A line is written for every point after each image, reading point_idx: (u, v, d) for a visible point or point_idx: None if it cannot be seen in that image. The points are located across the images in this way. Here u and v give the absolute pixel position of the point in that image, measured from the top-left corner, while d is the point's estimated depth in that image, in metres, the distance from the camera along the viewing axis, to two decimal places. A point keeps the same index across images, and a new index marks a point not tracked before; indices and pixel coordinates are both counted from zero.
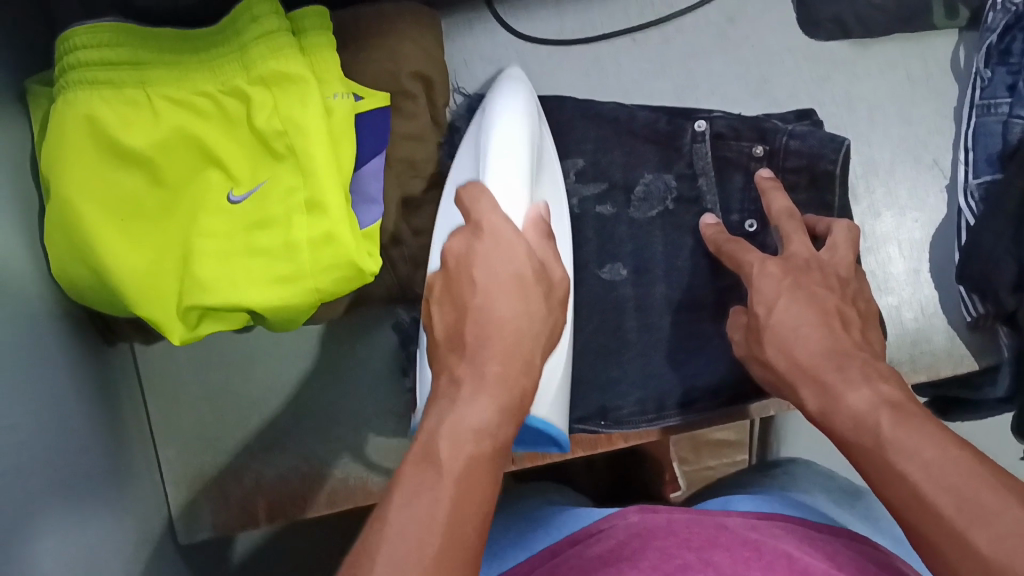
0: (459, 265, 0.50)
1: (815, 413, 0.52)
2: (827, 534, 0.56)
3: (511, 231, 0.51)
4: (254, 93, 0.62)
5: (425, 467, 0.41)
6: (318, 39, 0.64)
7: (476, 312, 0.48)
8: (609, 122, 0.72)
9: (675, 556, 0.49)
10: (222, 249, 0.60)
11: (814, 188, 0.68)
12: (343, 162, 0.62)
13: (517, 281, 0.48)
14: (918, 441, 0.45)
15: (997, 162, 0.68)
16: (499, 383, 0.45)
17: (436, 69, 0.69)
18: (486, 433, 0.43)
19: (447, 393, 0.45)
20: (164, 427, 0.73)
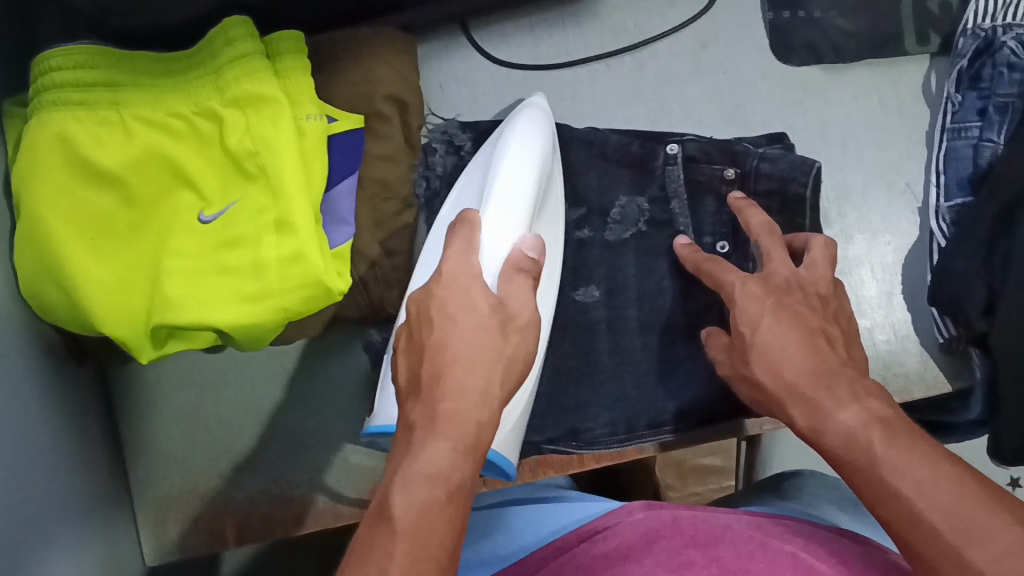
0: (421, 305, 0.51)
1: (805, 431, 0.51)
2: (833, 531, 0.56)
3: (469, 273, 0.52)
4: (226, 113, 0.62)
5: (383, 520, 0.42)
6: (293, 61, 0.64)
7: (432, 348, 0.48)
8: (582, 145, 0.72)
9: (681, 561, 0.51)
10: (192, 267, 0.60)
11: (784, 211, 0.69)
12: (314, 182, 0.63)
13: (473, 321, 0.49)
14: (908, 459, 0.45)
15: (968, 185, 0.68)
16: (449, 423, 0.45)
17: (411, 93, 0.70)
18: (440, 476, 0.44)
19: (404, 437, 0.46)
20: (136, 448, 0.73)
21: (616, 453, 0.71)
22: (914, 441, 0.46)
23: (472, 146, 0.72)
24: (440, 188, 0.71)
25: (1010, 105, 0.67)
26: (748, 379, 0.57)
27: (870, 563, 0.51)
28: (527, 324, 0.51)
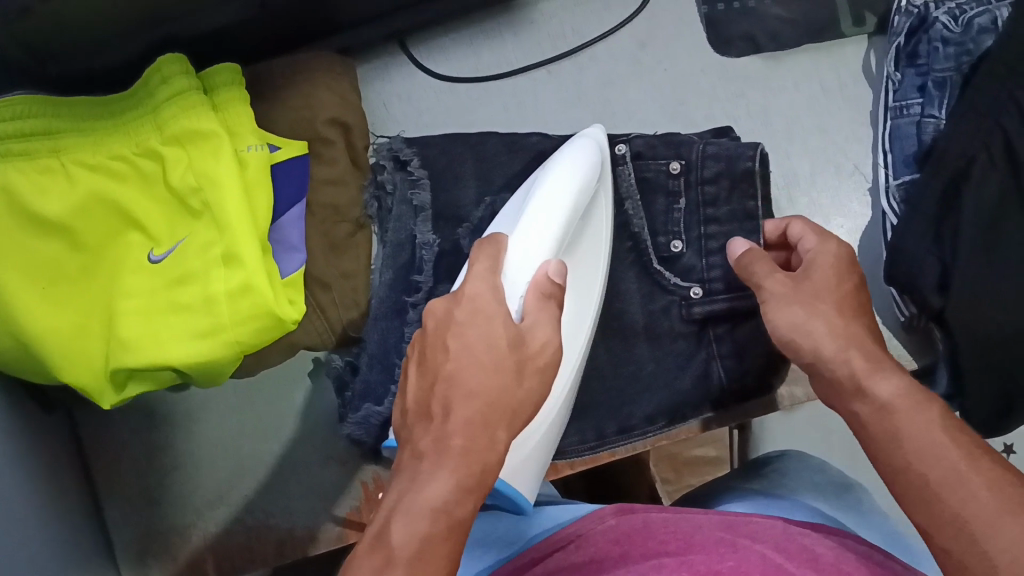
0: (435, 332, 0.49)
1: (861, 375, 0.47)
2: (806, 528, 0.55)
3: (493, 301, 0.49)
4: (167, 152, 0.62)
5: (381, 549, 0.40)
6: (230, 94, 0.65)
7: (446, 376, 0.46)
8: (534, 155, 0.71)
9: (649, 561, 0.50)
10: (144, 307, 0.61)
11: (732, 197, 0.67)
12: (259, 213, 0.63)
13: (492, 355, 0.47)
14: (916, 437, 0.44)
15: (914, 162, 0.69)
16: (456, 455, 0.43)
17: (354, 114, 0.70)
18: (443, 511, 0.42)
19: (411, 463, 0.44)
20: (109, 488, 0.73)
21: (589, 459, 0.71)
22: (932, 404, 0.45)
23: (419, 162, 0.70)
24: (393, 205, 0.70)
25: (948, 80, 0.68)
26: (789, 308, 0.52)
27: (845, 560, 0.51)
28: (544, 367, 0.49)
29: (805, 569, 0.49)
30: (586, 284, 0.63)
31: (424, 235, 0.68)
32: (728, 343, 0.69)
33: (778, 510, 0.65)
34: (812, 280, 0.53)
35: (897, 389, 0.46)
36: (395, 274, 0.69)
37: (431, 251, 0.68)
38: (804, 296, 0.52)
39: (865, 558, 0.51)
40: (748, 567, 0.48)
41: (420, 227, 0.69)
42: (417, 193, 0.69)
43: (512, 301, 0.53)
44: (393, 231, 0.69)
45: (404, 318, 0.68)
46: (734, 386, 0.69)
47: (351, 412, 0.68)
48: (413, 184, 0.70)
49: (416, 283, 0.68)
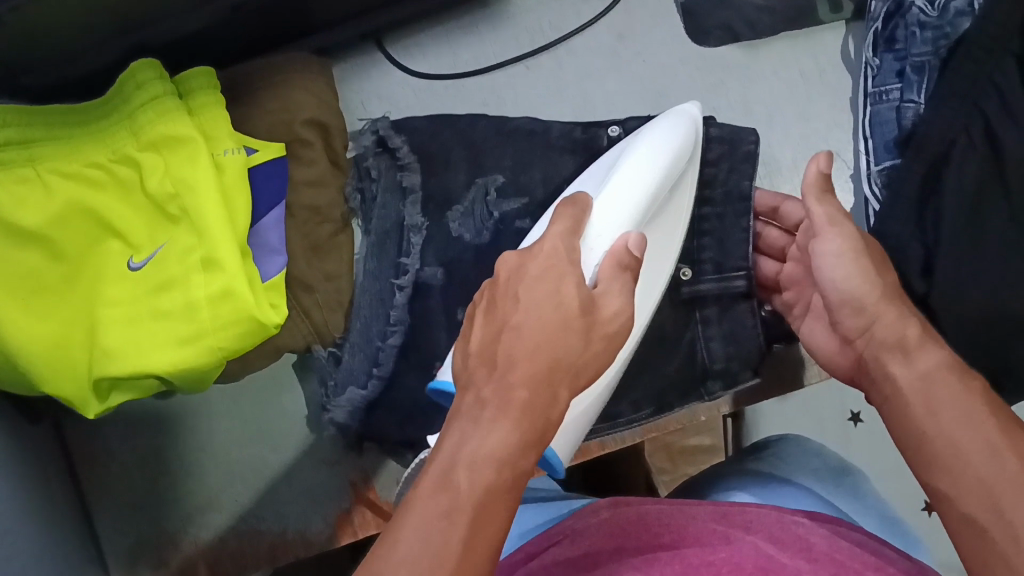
0: (507, 278, 0.46)
1: (914, 343, 0.48)
2: (801, 517, 0.55)
3: (565, 260, 0.47)
4: (144, 158, 0.62)
5: (443, 493, 0.38)
6: (206, 98, 0.65)
7: (511, 328, 0.43)
8: (524, 136, 0.71)
9: (642, 556, 0.51)
10: (126, 315, 0.60)
11: (728, 179, 0.68)
12: (238, 218, 0.62)
13: (557, 311, 0.44)
14: (951, 402, 0.44)
15: (895, 148, 0.69)
16: (520, 409, 0.40)
17: (332, 115, 0.70)
18: (506, 465, 0.39)
19: (469, 408, 0.41)
20: (98, 497, 0.73)
21: (579, 451, 0.72)
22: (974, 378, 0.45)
23: (408, 149, 0.70)
24: (376, 193, 0.70)
25: (927, 64, 0.68)
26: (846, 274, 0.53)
27: (836, 549, 0.49)
28: (613, 335, 0.46)
29: (799, 561, 0.48)
30: (658, 265, 0.61)
31: (412, 217, 0.69)
32: (717, 326, 0.68)
33: (787, 501, 0.64)
34: (873, 254, 0.54)
35: (938, 362, 0.46)
36: (379, 263, 0.69)
37: (419, 234, 0.69)
38: (867, 265, 0.53)
39: (858, 547, 0.51)
40: (740, 560, 0.48)
41: (408, 209, 0.69)
42: (406, 176, 0.70)
43: (590, 270, 0.51)
44: (379, 218, 0.69)
45: (389, 302, 0.68)
46: (719, 370, 0.69)
47: (332, 398, 0.68)
48: (401, 169, 0.70)
49: (402, 266, 0.68)
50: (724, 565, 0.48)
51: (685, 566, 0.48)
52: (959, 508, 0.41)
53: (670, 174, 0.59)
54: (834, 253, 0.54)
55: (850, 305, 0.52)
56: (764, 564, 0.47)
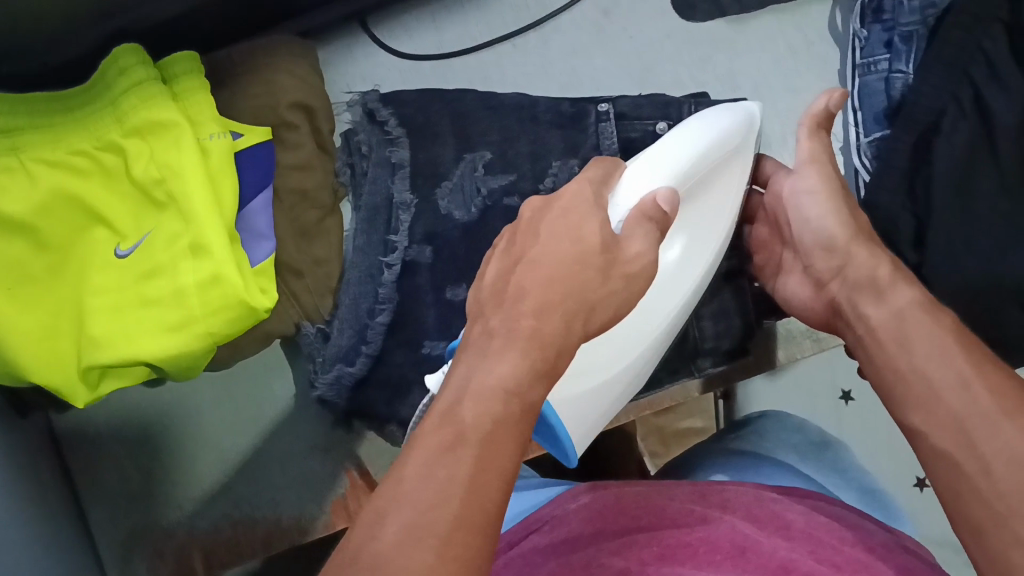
0: (528, 221, 0.46)
1: (885, 278, 0.48)
2: (778, 493, 0.56)
3: (586, 202, 0.47)
4: (129, 144, 0.61)
5: (449, 425, 0.37)
6: (190, 83, 0.64)
7: (528, 263, 0.43)
8: (511, 110, 0.69)
9: (619, 539, 0.52)
10: (115, 302, 0.60)
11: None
12: (224, 202, 0.61)
13: (577, 247, 0.44)
14: (923, 342, 0.44)
15: (885, 119, 0.69)
16: (531, 339, 0.40)
17: (318, 98, 0.70)
18: (515, 395, 0.38)
19: (479, 342, 0.41)
20: (91, 488, 0.72)
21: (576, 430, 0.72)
22: (942, 312, 0.45)
23: (396, 122, 0.69)
24: (370, 166, 0.68)
25: (915, 33, 0.69)
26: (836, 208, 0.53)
27: (824, 527, 0.51)
28: (635, 277, 0.45)
29: (777, 539, 0.50)
30: (678, 269, 0.58)
31: (401, 194, 0.67)
32: (708, 306, 0.68)
33: (763, 479, 0.64)
34: (848, 199, 0.54)
35: (910, 300, 0.47)
36: (369, 238, 0.67)
37: (408, 212, 0.67)
38: (841, 205, 0.53)
39: (839, 523, 0.53)
40: (716, 539, 0.50)
41: (397, 186, 0.67)
42: (395, 151, 0.68)
43: (616, 221, 0.50)
44: (369, 193, 0.68)
45: (378, 279, 0.66)
46: (709, 348, 0.69)
47: (320, 373, 0.66)
48: (390, 142, 0.68)
49: (391, 243, 0.66)
50: (701, 546, 0.49)
51: (663, 548, 0.49)
52: (947, 459, 0.41)
53: (699, 161, 0.55)
54: (807, 191, 0.54)
55: (822, 245, 0.53)
56: (741, 543, 0.49)
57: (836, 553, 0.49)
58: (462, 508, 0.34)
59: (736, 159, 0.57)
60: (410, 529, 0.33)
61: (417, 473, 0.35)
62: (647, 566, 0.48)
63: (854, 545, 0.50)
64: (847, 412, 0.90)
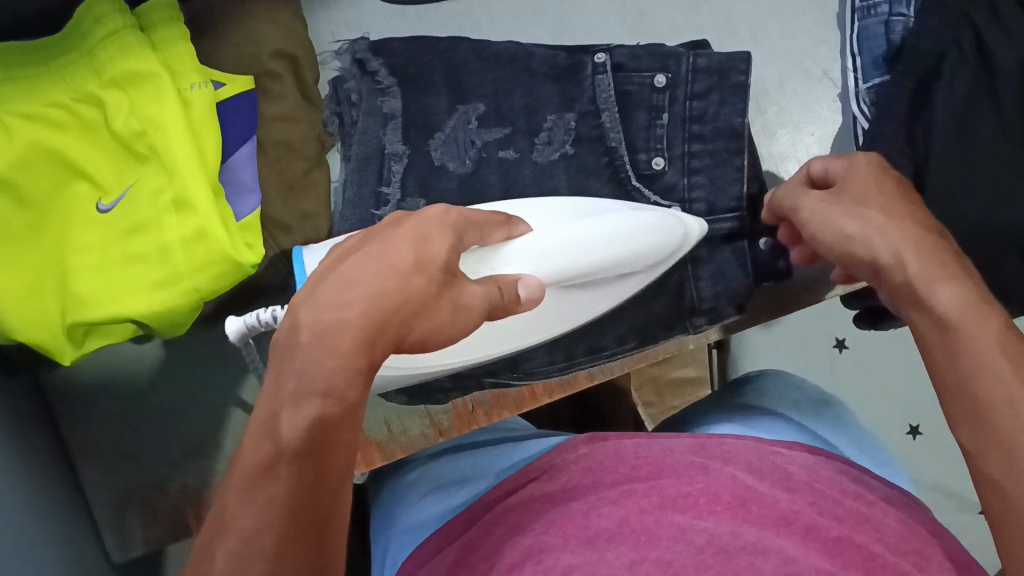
0: (382, 230, 0.44)
1: (917, 277, 0.45)
2: (781, 447, 0.56)
3: (439, 226, 0.44)
4: (107, 96, 0.59)
5: (268, 441, 0.36)
6: (168, 33, 0.62)
7: (365, 257, 0.41)
8: (505, 63, 0.67)
9: (619, 488, 0.51)
10: (98, 260, 0.59)
11: (719, 113, 0.64)
12: (208, 156, 0.60)
13: (413, 260, 0.41)
14: (972, 340, 0.42)
15: (884, 64, 0.68)
16: (337, 332, 0.37)
17: (301, 45, 0.68)
18: (332, 395, 0.36)
19: (285, 340, 0.38)
20: (81, 448, 0.72)
21: (569, 382, 0.73)
22: (992, 318, 0.42)
23: (387, 72, 0.67)
24: (359, 117, 0.67)
25: None
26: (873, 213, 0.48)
27: (819, 479, 0.52)
28: (469, 308, 0.44)
29: (778, 490, 0.50)
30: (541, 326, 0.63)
31: (394, 145, 0.66)
32: (706, 264, 0.66)
33: (763, 435, 0.64)
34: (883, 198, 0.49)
35: (953, 301, 0.43)
36: (360, 191, 0.66)
37: (400, 163, 0.66)
38: (855, 205, 0.49)
39: (839, 475, 0.53)
40: (719, 490, 0.50)
41: (389, 137, 0.66)
42: (387, 101, 0.67)
43: (479, 271, 0.52)
44: (360, 144, 0.67)
45: None
46: (706, 308, 0.67)
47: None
48: (381, 93, 0.67)
49: (382, 196, 0.65)
50: (702, 496, 0.49)
51: (663, 499, 0.49)
52: None
53: (620, 260, 0.58)
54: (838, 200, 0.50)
55: (842, 242, 0.49)
56: (742, 495, 0.49)
57: (837, 506, 0.50)
58: (291, 525, 0.35)
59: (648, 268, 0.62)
60: (238, 554, 0.34)
61: (240, 495, 0.35)
62: (648, 513, 0.48)
63: (855, 498, 0.51)
64: (842, 360, 0.90)
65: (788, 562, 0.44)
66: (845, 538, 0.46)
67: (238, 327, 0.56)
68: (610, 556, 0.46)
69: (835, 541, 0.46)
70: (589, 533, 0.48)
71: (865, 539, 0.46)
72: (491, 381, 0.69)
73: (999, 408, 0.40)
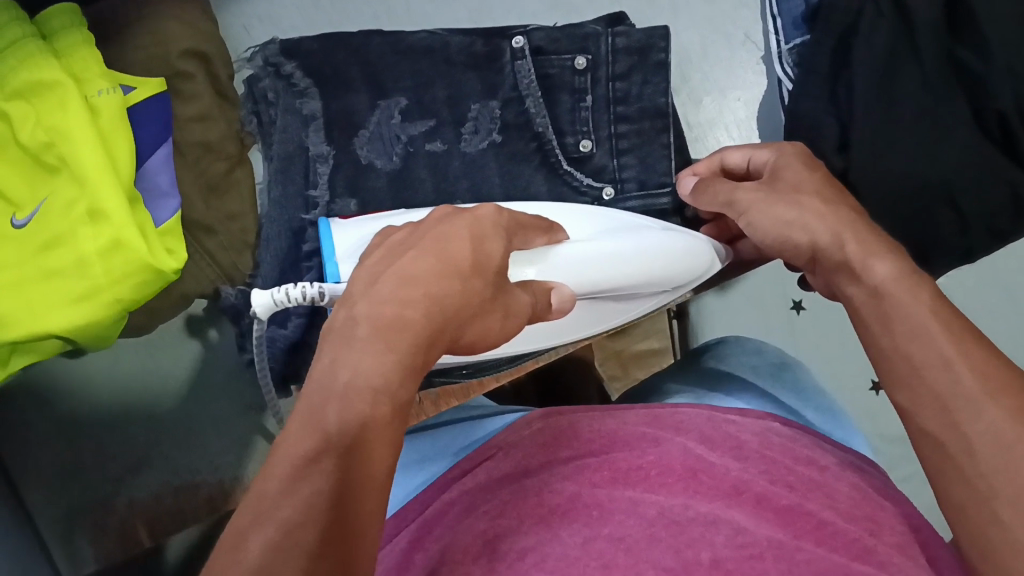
0: (435, 222, 0.43)
1: (856, 259, 0.44)
2: (734, 414, 0.56)
3: (492, 227, 0.44)
4: (11, 108, 0.57)
5: (312, 432, 0.33)
6: (71, 38, 0.61)
7: (418, 251, 0.40)
8: (422, 54, 0.66)
9: (571, 464, 0.51)
10: (15, 278, 0.57)
11: (642, 93, 0.64)
12: (120, 162, 0.59)
13: (469, 260, 0.41)
14: (907, 310, 0.41)
15: (803, 23, 0.67)
16: (399, 329, 0.37)
17: (213, 44, 0.67)
18: (385, 392, 0.35)
19: (342, 328, 0.37)
20: (25, 467, 0.72)
21: (514, 369, 0.71)
22: (925, 287, 0.42)
23: (302, 72, 0.65)
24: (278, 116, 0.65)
25: None
26: (806, 200, 0.48)
27: (770, 446, 0.51)
28: (512, 314, 0.44)
29: (729, 459, 0.50)
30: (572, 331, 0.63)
31: (318, 146, 0.64)
32: None
33: (723, 403, 0.63)
34: (816, 193, 0.48)
35: (891, 271, 0.43)
36: (285, 191, 0.64)
37: (326, 164, 0.64)
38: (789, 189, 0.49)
39: (792, 442, 0.52)
40: (669, 461, 0.49)
41: (312, 137, 0.64)
42: (305, 102, 0.65)
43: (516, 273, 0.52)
44: (280, 143, 0.65)
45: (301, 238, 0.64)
46: None
47: (268, 333, 0.62)
48: (298, 94, 0.65)
49: (311, 199, 0.64)
50: (653, 469, 0.49)
51: (614, 473, 0.49)
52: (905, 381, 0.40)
53: (651, 281, 0.59)
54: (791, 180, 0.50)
55: (797, 225, 0.48)
56: (692, 465, 0.49)
57: (789, 472, 0.49)
58: (333, 528, 0.31)
59: (677, 286, 0.63)
60: (277, 548, 0.30)
61: (279, 489, 0.32)
62: (599, 489, 0.48)
63: (807, 464, 0.50)
64: (799, 321, 0.87)
65: (739, 532, 0.43)
66: (797, 508, 0.45)
67: (264, 304, 0.49)
68: (564, 534, 0.45)
69: (786, 511, 0.45)
70: (541, 511, 0.47)
71: (815, 507, 0.46)
72: (440, 380, 0.69)
73: (928, 359, 0.39)
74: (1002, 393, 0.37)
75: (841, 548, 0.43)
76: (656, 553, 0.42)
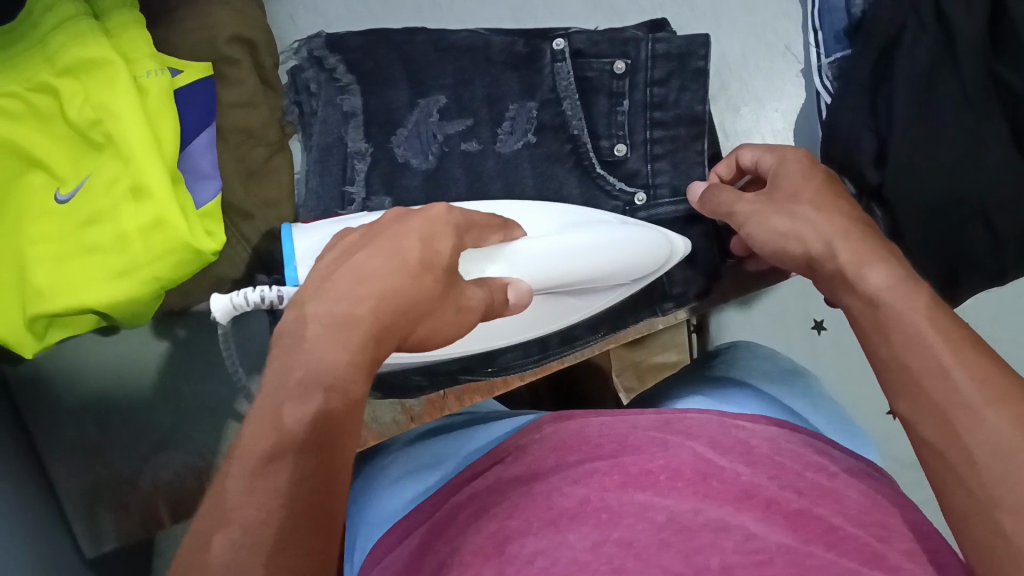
0: (387, 224, 0.45)
1: (852, 267, 0.45)
2: (745, 420, 0.56)
3: (444, 229, 0.46)
4: (61, 84, 0.58)
5: (270, 429, 0.35)
6: (120, 19, 0.62)
7: (369, 249, 0.42)
8: (464, 52, 0.67)
9: (581, 467, 0.51)
10: (56, 251, 0.58)
11: (680, 99, 0.63)
12: (164, 142, 0.59)
13: (419, 257, 0.42)
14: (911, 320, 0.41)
15: (845, 37, 0.67)
16: (346, 326, 0.38)
17: (259, 31, 0.68)
18: (341, 384, 0.37)
19: (295, 327, 0.39)
20: (49, 440, 0.73)
21: (538, 368, 0.71)
22: (920, 293, 0.42)
23: (345, 68, 0.66)
24: (319, 107, 0.67)
25: None
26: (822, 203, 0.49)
27: (781, 452, 0.51)
28: (465, 309, 0.46)
29: (738, 464, 0.50)
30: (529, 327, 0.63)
31: (356, 143, 0.66)
32: None
33: (733, 407, 0.63)
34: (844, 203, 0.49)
35: (886, 278, 0.43)
36: (322, 181, 0.66)
37: (364, 160, 0.66)
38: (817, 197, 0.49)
39: (804, 448, 0.53)
40: (680, 466, 0.49)
41: (351, 134, 0.66)
42: (346, 98, 0.66)
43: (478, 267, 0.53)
44: (320, 133, 0.66)
45: None
46: (676, 293, 0.67)
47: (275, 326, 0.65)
48: (340, 89, 0.66)
49: (348, 195, 0.65)
50: (663, 473, 0.49)
51: (625, 476, 0.49)
52: (910, 392, 0.40)
53: (605, 276, 0.59)
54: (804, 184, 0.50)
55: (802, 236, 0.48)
56: (703, 469, 0.49)
57: (798, 478, 0.49)
58: (294, 521, 0.33)
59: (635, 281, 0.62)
60: (238, 543, 0.32)
61: (242, 486, 0.34)
62: (608, 493, 0.48)
63: (817, 471, 0.50)
64: (819, 342, 0.87)
65: (750, 538, 0.43)
66: (808, 511, 0.46)
67: (223, 307, 0.51)
68: (572, 536, 0.45)
69: (796, 515, 0.45)
70: (552, 514, 0.47)
71: (824, 513, 0.46)
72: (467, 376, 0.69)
73: (926, 368, 0.39)
74: (1001, 405, 0.37)
75: (851, 553, 0.42)
76: (665, 558, 0.42)
